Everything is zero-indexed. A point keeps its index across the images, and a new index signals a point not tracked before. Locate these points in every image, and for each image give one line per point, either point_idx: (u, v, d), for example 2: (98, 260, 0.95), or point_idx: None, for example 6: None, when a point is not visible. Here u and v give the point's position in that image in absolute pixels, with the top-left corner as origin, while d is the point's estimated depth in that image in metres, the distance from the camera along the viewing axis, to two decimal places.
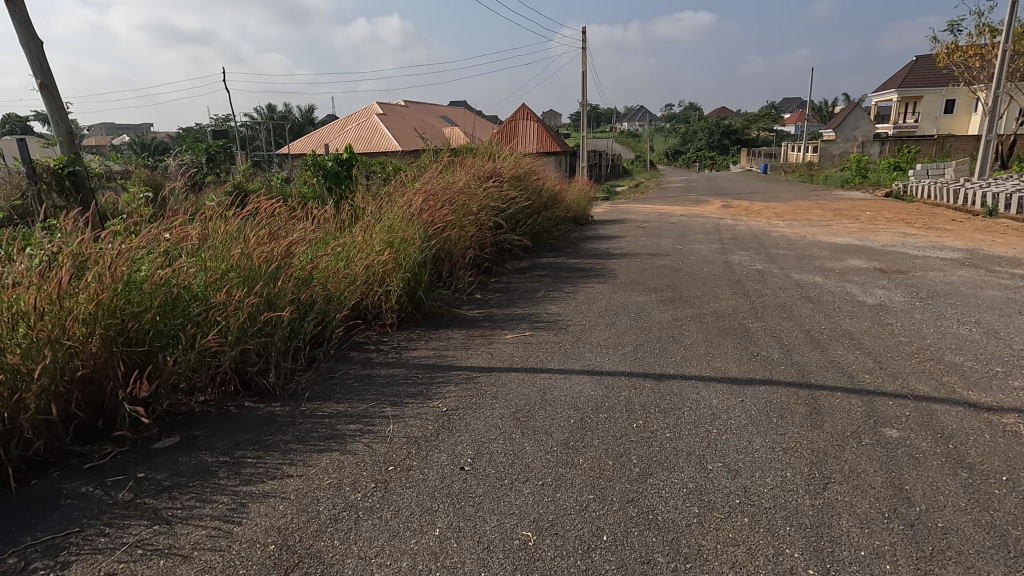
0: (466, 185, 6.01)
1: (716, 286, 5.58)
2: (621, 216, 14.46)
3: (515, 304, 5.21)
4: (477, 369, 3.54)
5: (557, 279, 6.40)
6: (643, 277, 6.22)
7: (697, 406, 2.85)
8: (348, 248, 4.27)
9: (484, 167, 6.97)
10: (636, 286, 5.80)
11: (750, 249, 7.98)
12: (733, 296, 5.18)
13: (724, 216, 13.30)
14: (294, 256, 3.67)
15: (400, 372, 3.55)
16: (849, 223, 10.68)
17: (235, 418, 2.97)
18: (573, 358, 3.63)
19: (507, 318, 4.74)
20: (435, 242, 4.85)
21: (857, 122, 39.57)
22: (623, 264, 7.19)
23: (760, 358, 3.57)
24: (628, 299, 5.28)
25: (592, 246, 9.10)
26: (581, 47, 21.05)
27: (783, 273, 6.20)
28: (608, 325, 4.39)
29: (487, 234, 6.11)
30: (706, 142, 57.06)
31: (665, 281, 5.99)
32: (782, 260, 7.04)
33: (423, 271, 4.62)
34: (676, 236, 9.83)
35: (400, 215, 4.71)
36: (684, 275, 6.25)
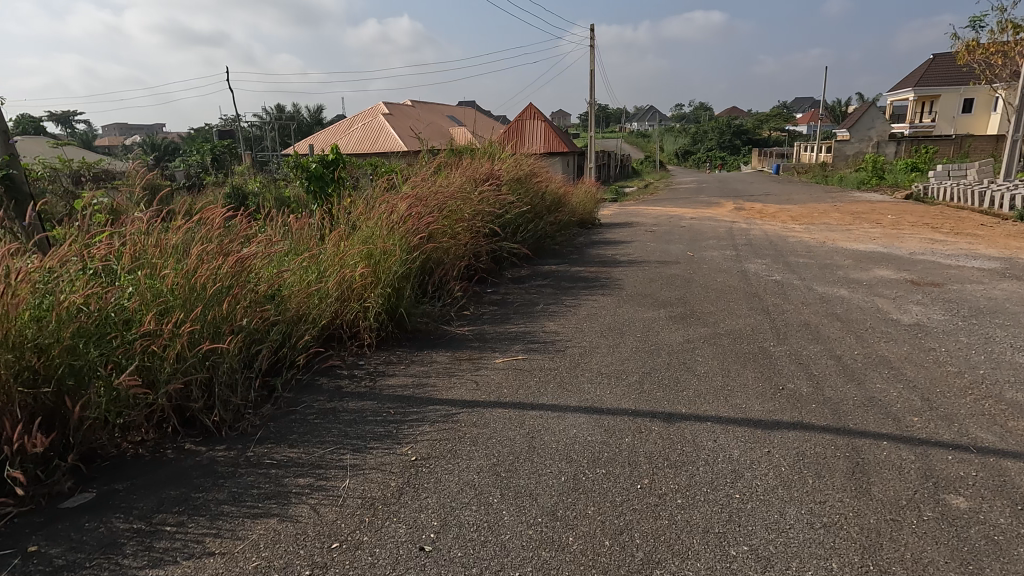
0: (459, 189, 5.57)
1: (732, 301, 5.08)
2: (630, 218, 13.96)
3: (509, 321, 4.75)
4: (458, 404, 3.08)
5: (558, 290, 5.93)
6: (651, 289, 5.73)
7: (714, 460, 2.38)
8: (320, 263, 3.86)
9: (480, 169, 6.54)
10: (643, 299, 5.32)
11: (767, 257, 7.47)
12: (752, 313, 4.69)
13: (737, 219, 12.74)
14: (252, 272, 3.24)
15: (370, 407, 3.11)
16: (870, 228, 10.10)
17: (168, 466, 2.53)
18: (570, 391, 3.16)
19: (499, 338, 4.28)
20: (419, 253, 4.43)
21: (872, 121, 38.68)
22: (631, 273, 6.70)
23: (786, 392, 3.08)
24: (635, 314, 4.80)
25: (598, 252, 8.61)
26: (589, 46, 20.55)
27: (805, 286, 5.69)
28: (612, 348, 3.92)
29: (481, 242, 5.67)
30: (717, 142, 56.23)
31: (675, 293, 5.50)
32: (803, 270, 6.51)
33: (405, 287, 4.20)
34: (687, 241, 9.31)
35: (381, 223, 4.29)
36: (697, 287, 5.75)
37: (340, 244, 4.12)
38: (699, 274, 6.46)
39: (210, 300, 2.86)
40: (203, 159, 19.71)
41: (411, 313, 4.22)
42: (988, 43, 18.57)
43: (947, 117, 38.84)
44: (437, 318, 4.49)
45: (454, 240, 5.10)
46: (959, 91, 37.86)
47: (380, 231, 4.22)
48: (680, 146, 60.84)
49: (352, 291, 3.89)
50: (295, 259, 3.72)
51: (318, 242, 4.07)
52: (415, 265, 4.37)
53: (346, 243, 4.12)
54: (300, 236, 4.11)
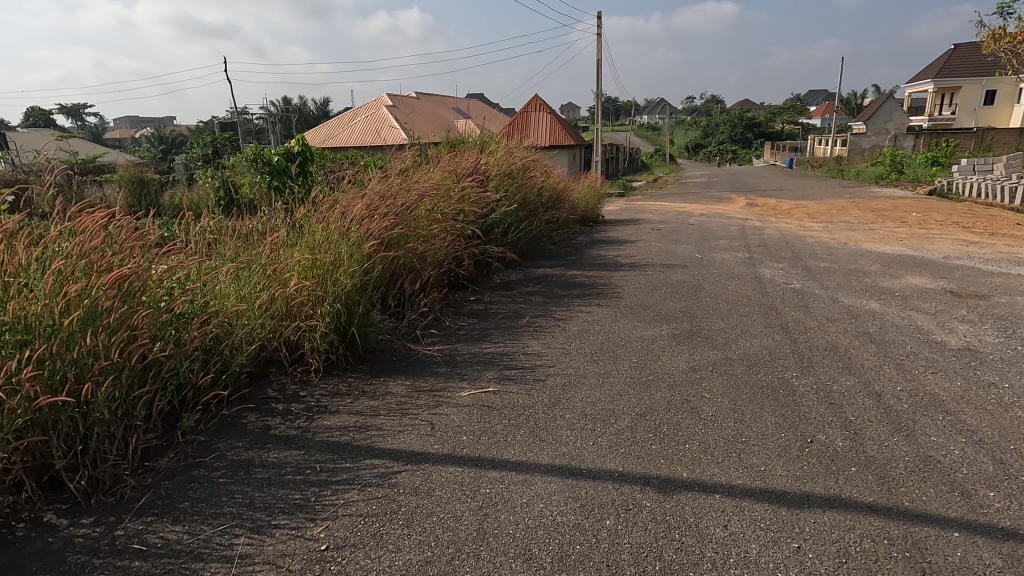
0: (436, 185, 4.93)
1: (745, 316, 4.42)
2: (636, 214, 13.27)
3: (488, 338, 4.13)
4: (403, 458, 2.47)
5: (549, 299, 5.29)
6: (654, 298, 5.09)
7: (723, 564, 1.75)
8: (251, 278, 3.26)
9: (464, 162, 5.89)
10: (644, 311, 4.67)
11: (784, 260, 6.78)
12: (769, 332, 4.02)
13: (750, 216, 12.02)
14: (151, 293, 2.64)
15: (293, 459, 2.50)
16: (894, 228, 9.34)
17: (6, 551, 1.93)
18: (543, 442, 2.54)
19: (471, 360, 3.67)
20: (380, 259, 3.82)
21: (890, 113, 37.46)
22: (632, 279, 6.05)
23: (816, 448, 2.44)
24: (633, 331, 4.16)
25: (599, 253, 7.95)
26: (597, 34, 19.75)
27: (829, 296, 5.00)
28: (602, 377, 3.29)
29: (461, 245, 5.05)
30: (728, 135, 55.06)
31: (680, 304, 4.85)
32: (825, 276, 5.82)
33: (359, 303, 3.58)
34: (695, 241, 8.63)
35: (332, 224, 3.68)
36: (705, 296, 5.10)
37: (283, 252, 3.53)
38: (708, 280, 5.80)
39: (79, 327, 2.25)
40: (200, 153, 19.27)
41: (370, 328, 3.61)
42: (1017, 30, 17.56)
43: (968, 109, 37.55)
44: (402, 337, 3.89)
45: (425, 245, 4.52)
46: (981, 82, 36.52)
47: (330, 233, 3.61)
48: (690, 139, 59.65)
49: (293, 306, 3.30)
50: (219, 270, 3.11)
51: (253, 248, 3.46)
52: (377, 273, 3.76)
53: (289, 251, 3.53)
54: (233, 243, 3.51)
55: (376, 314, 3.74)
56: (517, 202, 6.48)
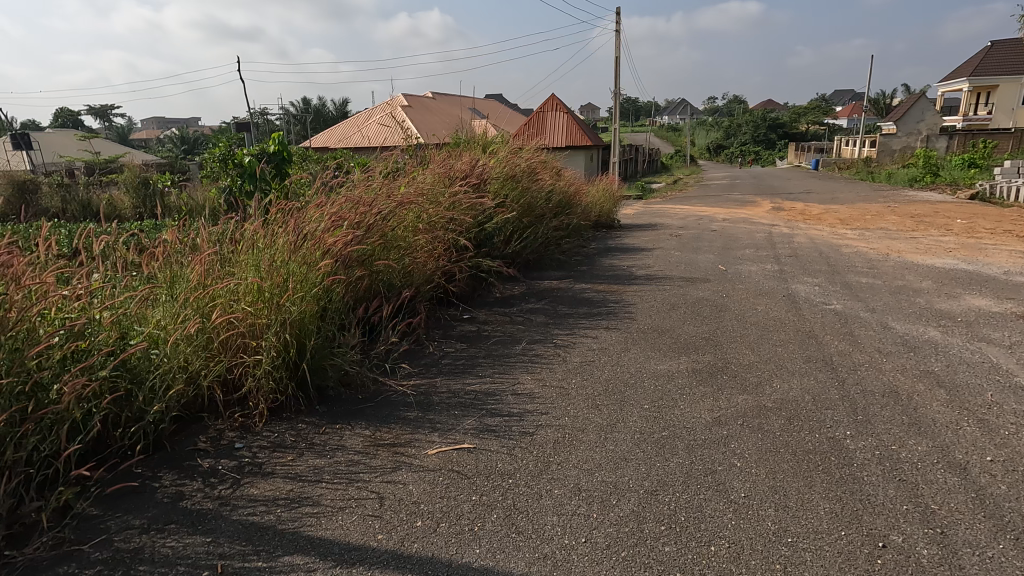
0: (419, 191, 4.35)
1: (779, 346, 3.76)
2: (653, 218, 12.58)
3: (473, 370, 3.54)
4: (333, 557, 1.88)
5: (551, 319, 4.68)
6: (671, 320, 4.43)
7: None
8: (171, 309, 2.73)
9: (457, 164, 5.27)
10: (660, 337, 4.03)
11: (819, 273, 6.06)
12: (811, 370, 3.35)
13: (777, 222, 11.26)
14: (12, 334, 2.14)
15: (192, 550, 1.93)
16: (940, 236, 8.50)
17: None
18: (520, 536, 1.92)
19: (449, 402, 3.07)
20: (341, 279, 3.25)
21: (923, 113, 35.93)
22: (647, 294, 5.40)
23: (892, 559, 1.78)
24: (645, 363, 3.53)
25: (612, 262, 7.30)
26: (615, 30, 19.03)
27: (878, 321, 4.30)
28: (604, 431, 2.66)
29: (447, 259, 4.45)
30: (751, 136, 53.69)
31: (702, 329, 4.20)
32: (868, 295, 5.11)
33: (310, 334, 2.98)
34: (717, 249, 7.92)
35: (282, 232, 3.14)
36: (731, 319, 4.43)
37: (222, 268, 3.00)
38: (734, 298, 5.13)
39: None
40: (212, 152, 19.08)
41: (326, 355, 3.05)
42: None
43: (1006, 109, 35.85)
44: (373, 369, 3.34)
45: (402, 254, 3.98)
46: (1021, 80, 34.81)
47: (279, 242, 3.07)
48: (712, 139, 58.36)
49: (227, 336, 2.76)
50: (128, 300, 2.60)
51: (183, 265, 2.93)
52: (338, 290, 3.22)
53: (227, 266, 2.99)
54: (162, 258, 2.99)
55: (342, 338, 3.21)
56: (519, 208, 5.87)
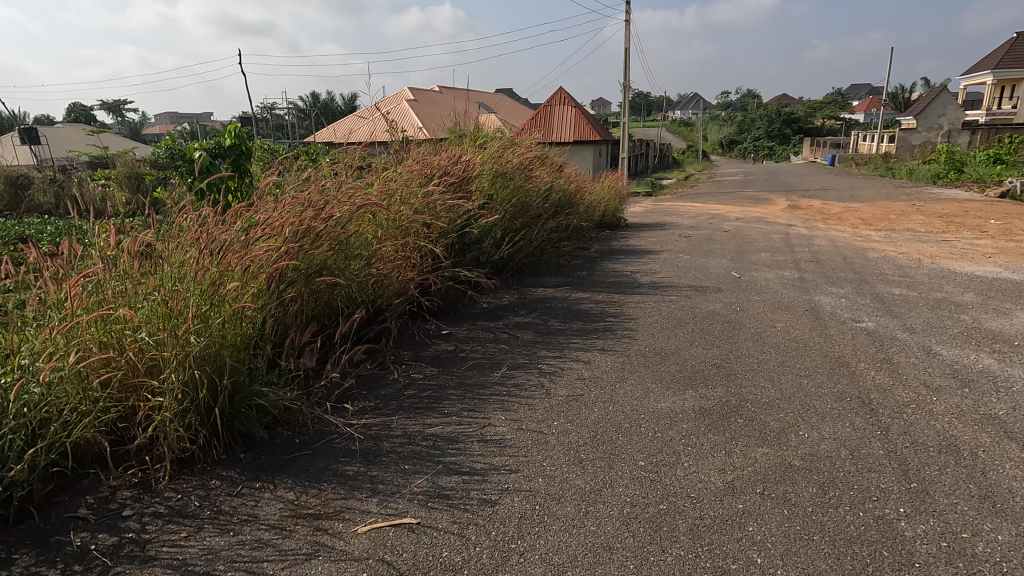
0: (382, 192, 3.78)
1: (804, 379, 3.17)
2: (662, 217, 11.97)
3: (438, 406, 2.99)
4: None
5: (539, 338, 4.11)
6: (677, 341, 3.85)
7: None
8: (37, 342, 2.16)
9: (435, 159, 4.68)
10: (662, 363, 3.46)
11: (844, 282, 5.43)
12: (845, 413, 2.75)
13: (794, 221, 10.59)
14: None
15: None
16: (975, 239, 7.79)
17: None
18: None
19: (400, 451, 2.52)
20: (266, 302, 2.66)
21: (945, 106, 34.74)
22: (650, 306, 4.82)
23: None
24: (644, 400, 2.96)
25: (615, 267, 6.71)
26: (625, 20, 18.29)
27: (919, 345, 3.68)
28: (587, 501, 2.09)
29: (414, 272, 3.88)
30: (765, 131, 52.54)
31: (713, 353, 3.61)
32: (904, 310, 4.48)
33: (220, 375, 2.39)
34: (730, 253, 7.30)
35: (195, 237, 2.57)
36: (746, 340, 3.85)
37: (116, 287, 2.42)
38: (749, 312, 4.53)
39: None
40: None
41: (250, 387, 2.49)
42: None
43: None
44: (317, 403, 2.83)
45: (355, 264, 3.45)
46: None
47: (189, 249, 2.50)
48: (725, 134, 57.24)
49: (108, 377, 2.18)
50: None
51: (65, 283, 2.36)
52: (268, 307, 2.67)
53: (124, 277, 2.42)
54: (46, 273, 2.43)
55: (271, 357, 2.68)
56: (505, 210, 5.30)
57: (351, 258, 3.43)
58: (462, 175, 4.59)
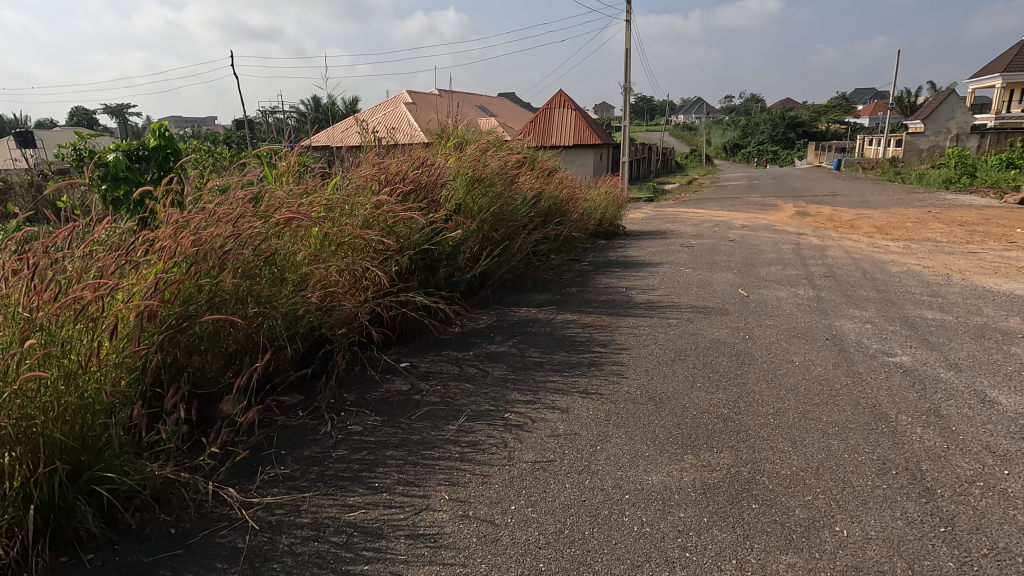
0: (317, 205, 3.16)
1: (834, 439, 2.53)
2: (663, 224, 11.33)
3: (370, 475, 2.37)
4: None
5: (512, 374, 3.48)
6: (674, 382, 3.20)
7: None
8: None
9: (395, 163, 4.06)
10: (656, 414, 2.83)
11: (867, 303, 4.79)
12: (892, 496, 2.10)
13: (805, 229, 9.95)
14: None
15: None
16: (1004, 251, 7.14)
17: None
18: None
19: (302, 551, 1.90)
20: (120, 357, 2.04)
21: (954, 110, 34.04)
22: (645, 332, 4.19)
23: None
24: (630, 469, 2.33)
25: (610, 281, 6.08)
26: (627, 20, 17.67)
27: (969, 390, 3.02)
28: None
29: (358, 300, 3.27)
30: (770, 135, 51.87)
31: (718, 399, 2.98)
32: (941, 339, 3.85)
33: (37, 461, 1.77)
34: (736, 265, 6.67)
35: (21, 268, 1.97)
36: (757, 379, 3.21)
37: None
38: (760, 340, 3.90)
39: None
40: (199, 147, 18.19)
41: (93, 465, 1.89)
42: None
43: None
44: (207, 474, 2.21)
45: (278, 289, 2.85)
46: None
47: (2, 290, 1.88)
48: (729, 138, 56.60)
49: None
50: None
51: None
52: (129, 355, 2.07)
53: None
54: None
55: (130, 419, 2.08)
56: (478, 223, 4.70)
57: (271, 281, 2.83)
58: (425, 183, 3.97)
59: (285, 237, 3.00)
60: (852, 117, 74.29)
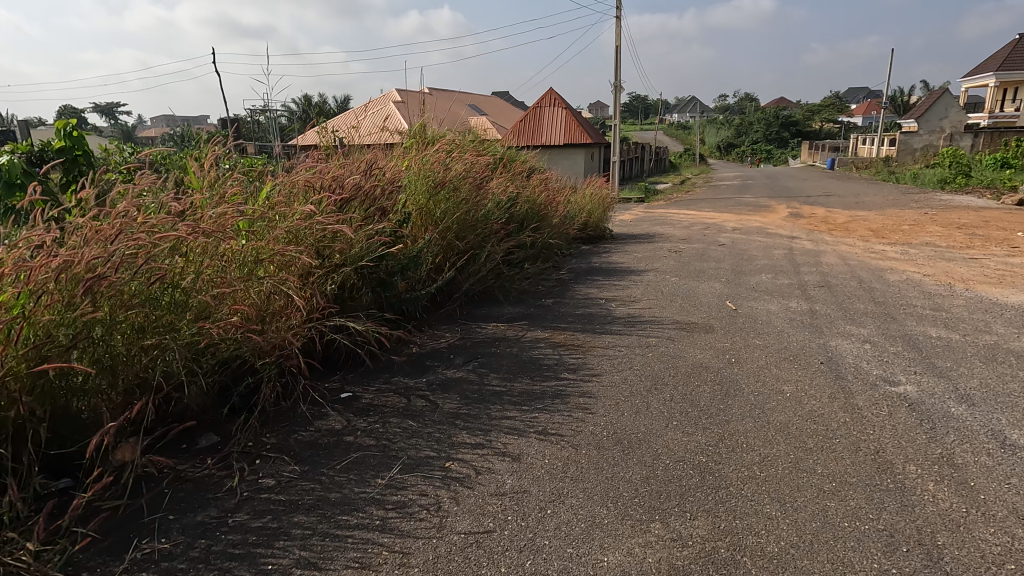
0: (227, 216, 2.74)
1: (830, 501, 2.11)
2: (653, 227, 10.93)
3: (266, 552, 1.94)
4: None
5: (464, 408, 3.04)
6: (647, 420, 2.78)
7: None
8: None
9: (338, 166, 3.62)
10: (621, 464, 2.40)
11: (865, 319, 4.38)
12: None
13: (798, 232, 9.56)
14: None
15: None
16: (1007, 257, 6.76)
17: None
18: None
19: None
20: None
21: (948, 109, 33.83)
22: (621, 354, 3.77)
23: None
24: (583, 546, 1.90)
25: (589, 292, 5.65)
26: (617, 17, 17.27)
27: (986, 430, 2.60)
28: None
29: (279, 326, 2.85)
30: (764, 134, 51.63)
31: (695, 443, 2.55)
32: (950, 363, 3.44)
33: None
34: (724, 273, 6.26)
35: None
36: (742, 416, 2.79)
37: None
38: (747, 364, 3.49)
39: None
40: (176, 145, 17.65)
41: None
42: None
43: None
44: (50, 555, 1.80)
45: (176, 315, 2.47)
46: None
47: None
48: (723, 137, 56.34)
49: None
50: None
51: None
52: None
53: None
54: None
55: None
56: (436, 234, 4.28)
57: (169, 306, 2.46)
58: (370, 190, 3.53)
59: (191, 253, 2.62)
60: (844, 115, 74.31)
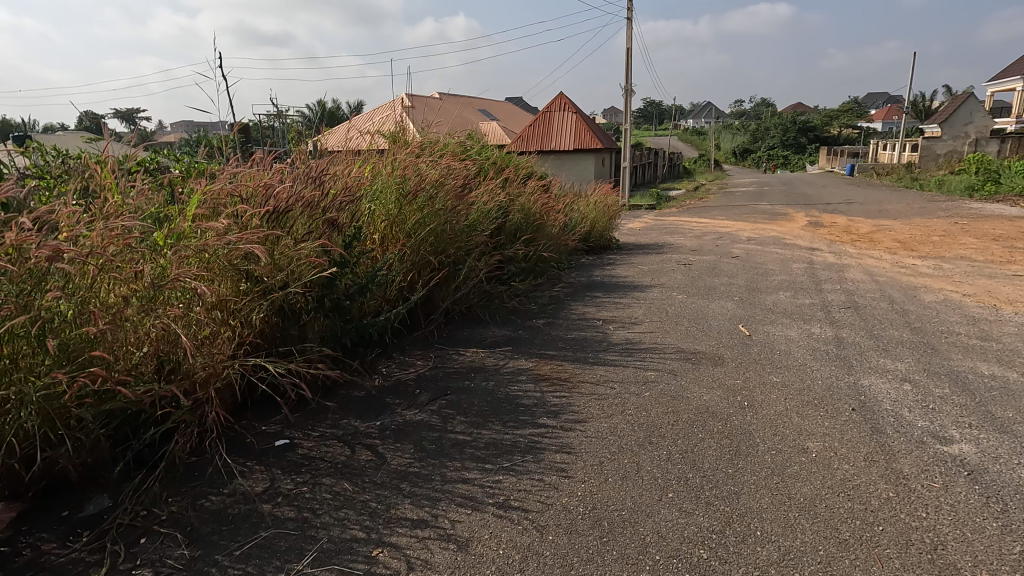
0: (117, 232, 2.22)
1: None
2: (663, 236, 10.32)
3: None
4: None
5: (415, 465, 2.49)
6: (636, 491, 2.21)
7: None
8: None
9: (280, 172, 3.11)
10: (596, 561, 1.84)
11: (902, 350, 3.76)
12: None
13: (819, 243, 8.88)
14: None
15: None
16: None
17: None
18: None
19: None
20: None
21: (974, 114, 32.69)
22: (614, 393, 3.20)
23: None
24: None
25: (586, 311, 5.08)
26: (629, 18, 16.72)
27: None
28: None
29: (180, 368, 2.33)
30: (781, 140, 50.59)
31: (693, 529, 1.98)
32: (1012, 412, 2.82)
33: None
34: (738, 290, 5.65)
35: None
36: (755, 488, 2.21)
37: None
38: (763, 410, 2.91)
39: None
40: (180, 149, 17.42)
41: None
42: None
43: None
44: None
45: (38, 358, 1.97)
46: None
47: None
48: (738, 143, 55.37)
49: None
50: None
51: None
52: None
53: None
54: None
55: None
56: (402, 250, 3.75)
57: (28, 344, 1.95)
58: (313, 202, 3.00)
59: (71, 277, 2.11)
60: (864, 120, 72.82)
